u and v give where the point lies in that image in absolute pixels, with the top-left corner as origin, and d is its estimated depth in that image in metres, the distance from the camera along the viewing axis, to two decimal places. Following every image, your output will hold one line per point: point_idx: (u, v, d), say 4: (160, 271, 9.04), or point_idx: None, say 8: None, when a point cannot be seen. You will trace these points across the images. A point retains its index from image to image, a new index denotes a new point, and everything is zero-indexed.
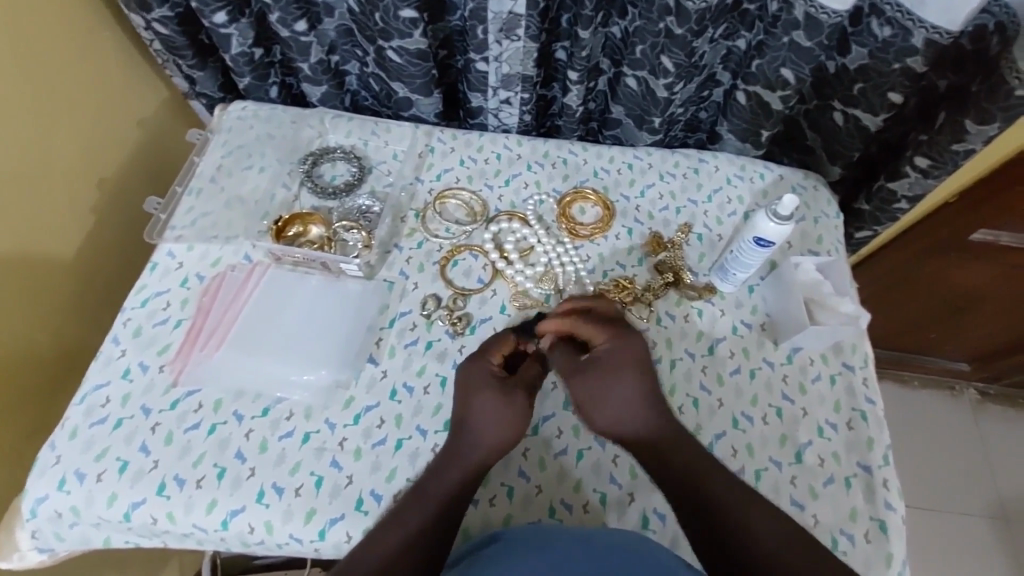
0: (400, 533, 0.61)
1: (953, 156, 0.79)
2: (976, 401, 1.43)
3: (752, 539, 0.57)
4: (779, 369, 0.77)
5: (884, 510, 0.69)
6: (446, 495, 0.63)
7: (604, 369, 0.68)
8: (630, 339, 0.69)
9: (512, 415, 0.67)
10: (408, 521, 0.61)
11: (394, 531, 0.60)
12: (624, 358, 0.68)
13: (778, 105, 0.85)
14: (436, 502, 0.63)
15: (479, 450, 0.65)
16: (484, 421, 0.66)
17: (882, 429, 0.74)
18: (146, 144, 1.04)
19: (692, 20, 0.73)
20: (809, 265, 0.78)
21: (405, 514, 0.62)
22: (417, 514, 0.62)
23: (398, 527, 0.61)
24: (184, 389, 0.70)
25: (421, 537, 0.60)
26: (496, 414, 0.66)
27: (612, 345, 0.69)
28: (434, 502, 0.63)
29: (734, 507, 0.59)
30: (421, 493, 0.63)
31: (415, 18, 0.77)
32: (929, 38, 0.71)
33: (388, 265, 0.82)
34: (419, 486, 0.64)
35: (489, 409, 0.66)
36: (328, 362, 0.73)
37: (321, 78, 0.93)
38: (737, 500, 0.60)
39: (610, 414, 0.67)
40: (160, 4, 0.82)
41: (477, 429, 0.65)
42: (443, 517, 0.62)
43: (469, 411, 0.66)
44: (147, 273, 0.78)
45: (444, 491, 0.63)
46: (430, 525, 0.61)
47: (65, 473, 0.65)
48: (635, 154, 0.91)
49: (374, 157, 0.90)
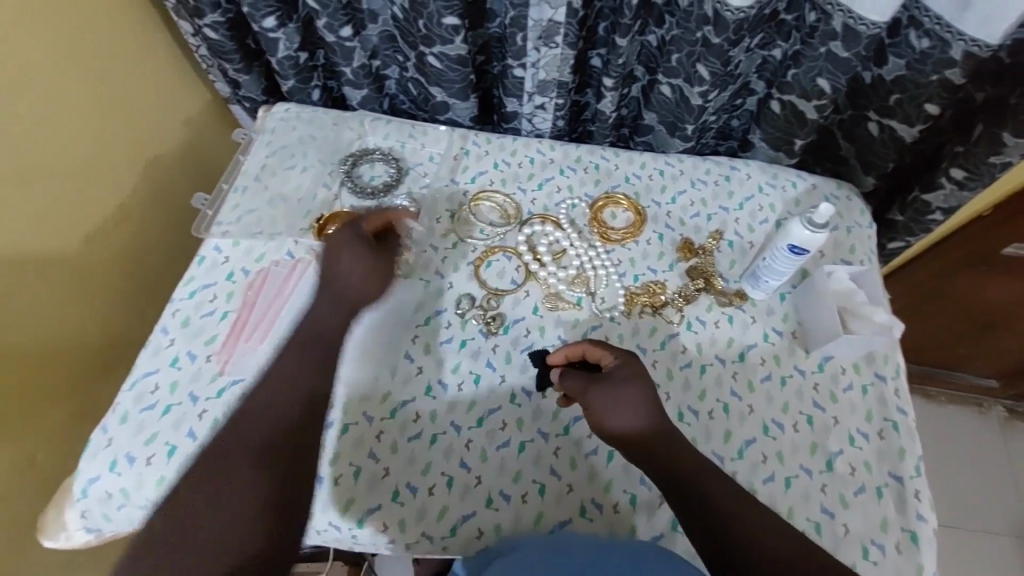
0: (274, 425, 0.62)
1: (990, 168, 0.79)
2: (1004, 418, 1.40)
3: (756, 547, 0.55)
4: (810, 378, 0.77)
5: (916, 521, 0.68)
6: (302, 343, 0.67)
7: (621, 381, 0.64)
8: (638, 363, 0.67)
9: (367, 271, 0.71)
10: (280, 411, 0.63)
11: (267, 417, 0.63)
12: (640, 369, 0.65)
13: (813, 114, 0.85)
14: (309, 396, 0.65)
15: (346, 305, 0.69)
16: (350, 282, 0.70)
17: (914, 440, 0.73)
18: (192, 143, 1.08)
19: (730, 29, 0.74)
20: (842, 274, 0.79)
21: (280, 404, 0.64)
22: (282, 412, 0.63)
23: (269, 419, 0.63)
24: (229, 378, 0.73)
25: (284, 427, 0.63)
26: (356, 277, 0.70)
27: (626, 359, 0.67)
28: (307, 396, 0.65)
29: (734, 516, 0.58)
30: (306, 351, 0.67)
31: (457, 25, 0.79)
32: (969, 51, 0.71)
33: (425, 265, 0.84)
34: (306, 339, 0.68)
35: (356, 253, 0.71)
36: (366, 358, 0.75)
37: (362, 82, 0.96)
38: (733, 507, 0.58)
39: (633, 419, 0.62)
40: (212, 10, 0.85)
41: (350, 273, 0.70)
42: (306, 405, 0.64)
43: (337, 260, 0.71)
44: (195, 266, 0.81)
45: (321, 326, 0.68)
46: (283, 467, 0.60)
47: (117, 455, 0.68)
48: (667, 160, 0.93)
49: (411, 159, 0.93)
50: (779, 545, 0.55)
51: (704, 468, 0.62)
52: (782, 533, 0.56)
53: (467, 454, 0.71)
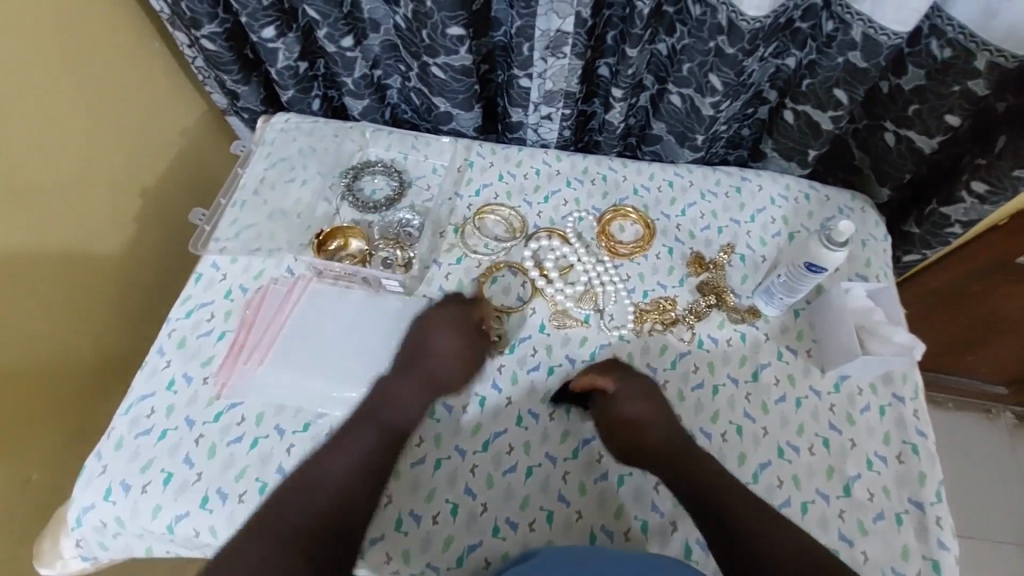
0: (350, 455, 0.66)
1: (1014, 182, 0.76)
2: (1014, 426, 1.38)
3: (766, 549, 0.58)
4: (826, 398, 0.75)
5: (938, 549, 0.66)
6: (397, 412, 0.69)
7: (627, 400, 0.69)
8: (638, 381, 0.71)
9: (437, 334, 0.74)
10: (359, 441, 0.67)
11: (346, 452, 0.66)
12: (648, 389, 0.70)
13: (828, 125, 0.83)
14: (382, 429, 0.68)
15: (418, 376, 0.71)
16: (434, 346, 0.73)
17: (934, 464, 0.71)
18: (188, 153, 1.06)
19: (744, 39, 0.72)
20: (859, 291, 0.76)
21: (357, 436, 0.67)
22: (354, 444, 0.67)
23: (348, 450, 0.66)
24: (227, 401, 0.71)
25: (366, 463, 0.66)
26: (429, 342, 0.73)
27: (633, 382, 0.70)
28: (379, 428, 0.68)
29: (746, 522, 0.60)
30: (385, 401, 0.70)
31: (461, 35, 0.77)
32: (994, 61, 0.68)
33: (428, 281, 0.81)
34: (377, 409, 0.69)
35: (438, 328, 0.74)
36: (368, 380, 0.73)
37: (363, 92, 0.93)
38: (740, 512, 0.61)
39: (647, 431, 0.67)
40: (210, 21, 0.83)
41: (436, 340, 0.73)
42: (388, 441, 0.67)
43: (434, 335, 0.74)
44: (192, 284, 0.79)
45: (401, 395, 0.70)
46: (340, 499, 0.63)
47: (111, 482, 0.66)
48: (676, 171, 0.90)
49: (413, 171, 0.91)
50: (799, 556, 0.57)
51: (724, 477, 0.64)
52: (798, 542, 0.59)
53: (472, 480, 0.69)
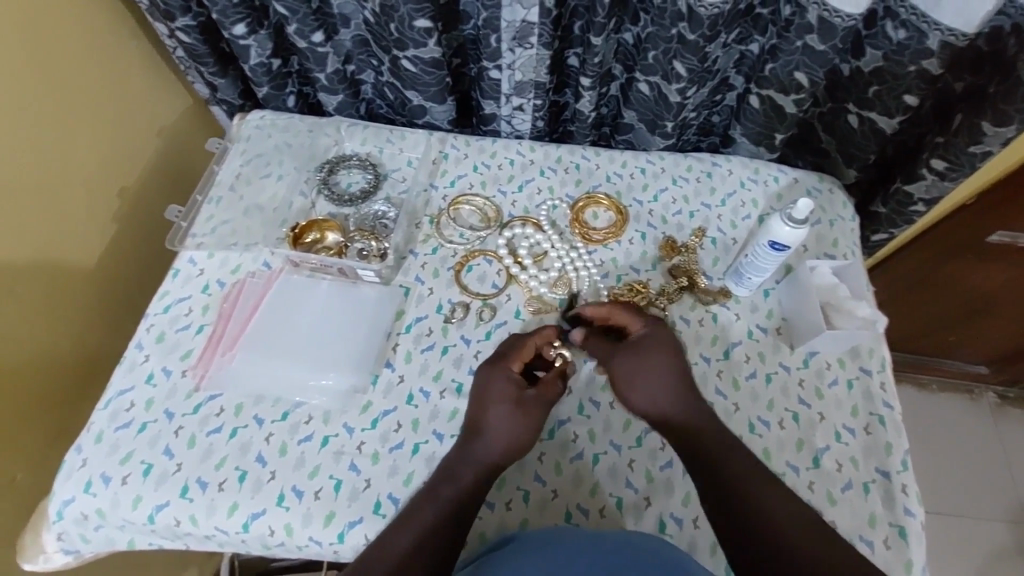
0: (408, 533, 0.59)
1: (971, 158, 0.79)
2: (996, 405, 1.40)
3: (754, 495, 0.58)
4: (796, 374, 0.77)
5: (904, 516, 0.68)
6: (458, 492, 0.62)
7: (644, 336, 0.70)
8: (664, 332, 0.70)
9: (521, 421, 0.65)
10: (419, 519, 0.60)
11: (405, 525, 0.60)
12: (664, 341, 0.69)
13: (792, 108, 0.85)
14: (442, 508, 0.61)
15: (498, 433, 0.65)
16: (490, 429, 0.65)
17: (900, 434, 0.73)
18: (165, 154, 1.06)
19: (704, 25, 0.73)
20: (824, 269, 0.79)
21: (419, 510, 0.61)
22: (427, 510, 0.61)
23: (430, 504, 0.62)
24: (206, 394, 0.72)
25: (421, 549, 0.58)
26: (499, 413, 0.65)
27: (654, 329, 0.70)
28: (443, 505, 0.61)
29: (719, 458, 0.61)
30: (447, 473, 0.64)
31: (428, 28, 0.78)
32: (945, 40, 0.70)
33: (404, 271, 0.83)
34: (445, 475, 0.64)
35: (507, 386, 0.67)
36: (344, 369, 0.74)
37: (336, 87, 0.95)
38: (718, 451, 0.62)
39: (633, 403, 0.67)
40: (183, 14, 0.84)
41: (505, 406, 0.66)
42: (448, 524, 0.60)
43: (498, 396, 0.66)
44: (169, 280, 0.80)
45: (463, 475, 0.63)
46: (417, 547, 0.58)
47: (91, 476, 0.67)
48: (648, 158, 0.92)
49: (389, 164, 0.92)
50: (826, 549, 0.53)
51: (730, 444, 0.62)
52: (810, 523, 0.56)
53: None
